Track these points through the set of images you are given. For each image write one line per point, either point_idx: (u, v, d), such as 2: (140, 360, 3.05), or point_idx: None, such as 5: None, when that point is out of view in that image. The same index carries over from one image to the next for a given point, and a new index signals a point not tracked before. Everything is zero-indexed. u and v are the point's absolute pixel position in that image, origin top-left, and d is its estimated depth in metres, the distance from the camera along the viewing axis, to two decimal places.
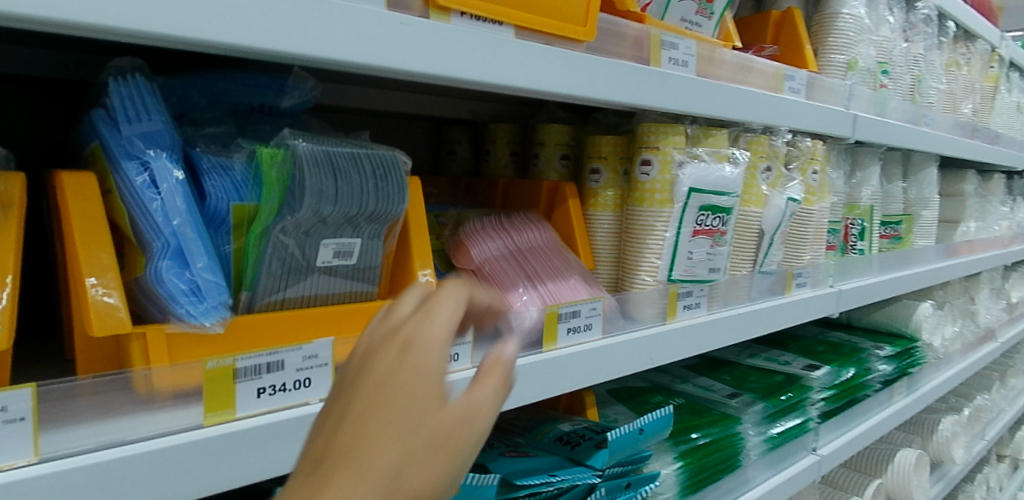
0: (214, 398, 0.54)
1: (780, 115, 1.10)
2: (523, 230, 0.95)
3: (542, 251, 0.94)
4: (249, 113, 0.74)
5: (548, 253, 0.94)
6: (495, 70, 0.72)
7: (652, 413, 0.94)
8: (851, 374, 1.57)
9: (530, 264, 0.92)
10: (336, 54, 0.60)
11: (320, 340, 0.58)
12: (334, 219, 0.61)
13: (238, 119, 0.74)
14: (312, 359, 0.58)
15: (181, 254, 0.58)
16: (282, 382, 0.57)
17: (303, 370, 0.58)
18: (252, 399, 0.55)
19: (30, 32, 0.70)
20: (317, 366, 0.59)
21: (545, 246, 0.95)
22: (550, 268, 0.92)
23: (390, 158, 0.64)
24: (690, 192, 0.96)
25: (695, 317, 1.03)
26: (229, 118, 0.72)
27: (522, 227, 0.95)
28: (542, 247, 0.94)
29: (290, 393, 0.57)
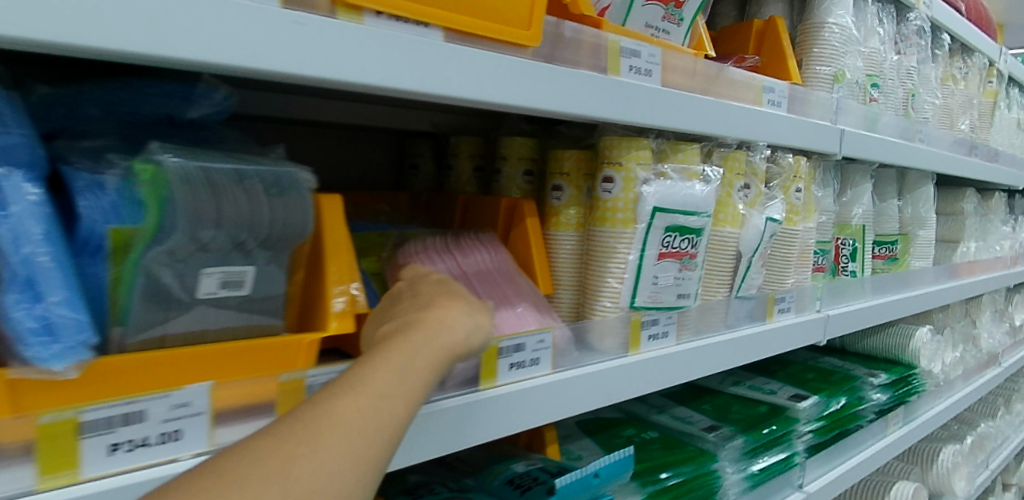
0: (52, 458, 0.46)
1: (758, 130, 1.02)
2: (473, 250, 0.88)
3: (492, 274, 0.87)
4: (150, 125, 0.66)
5: (498, 277, 0.87)
6: (420, 77, 0.64)
7: (608, 455, 0.85)
8: (842, 404, 1.48)
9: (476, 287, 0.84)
10: (220, 57, 0.52)
11: (192, 386, 0.51)
12: (218, 244, 0.54)
13: (137, 131, 0.66)
14: (181, 408, 0.51)
15: (32, 286, 0.48)
16: (144, 436, 0.50)
17: (169, 422, 0.50)
18: (102, 457, 0.48)
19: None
20: (189, 416, 0.51)
21: (495, 268, 0.88)
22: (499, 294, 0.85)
23: (287, 175, 0.57)
24: (654, 211, 0.88)
25: (662, 348, 0.95)
26: (125, 132, 0.65)
27: (471, 246, 0.88)
28: (492, 270, 0.87)
29: (153, 447, 0.50)
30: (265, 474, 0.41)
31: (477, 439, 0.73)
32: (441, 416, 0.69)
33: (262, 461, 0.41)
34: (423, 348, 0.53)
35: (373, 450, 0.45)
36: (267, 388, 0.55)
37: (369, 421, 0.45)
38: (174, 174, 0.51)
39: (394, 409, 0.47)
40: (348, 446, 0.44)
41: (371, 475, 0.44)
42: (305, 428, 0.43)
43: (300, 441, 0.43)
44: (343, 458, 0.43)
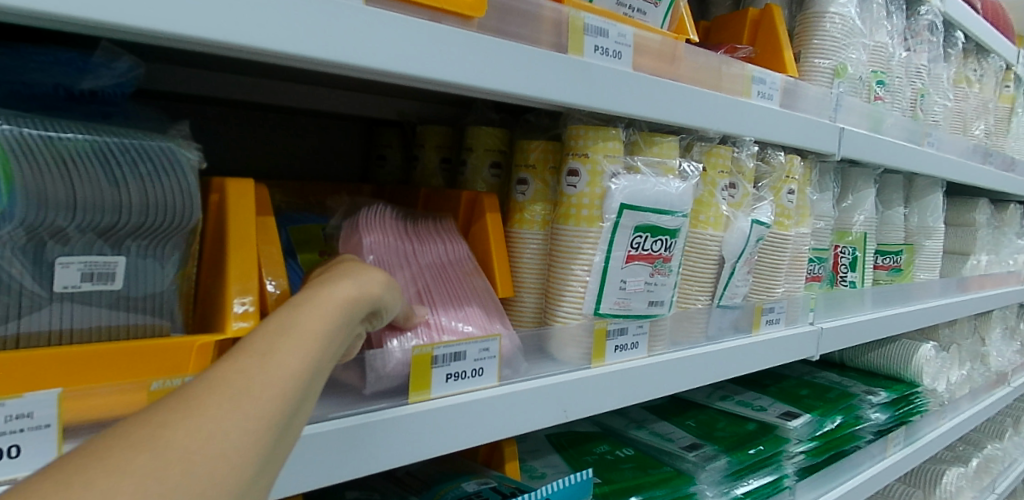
0: None
1: (745, 123, 0.94)
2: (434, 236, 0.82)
3: (448, 264, 0.81)
4: (42, 97, 0.59)
5: (454, 269, 0.81)
6: (337, 45, 0.56)
7: (562, 478, 0.77)
8: (837, 423, 1.39)
9: (427, 274, 0.78)
10: (80, 9, 0.45)
11: (33, 394, 0.43)
12: (78, 230, 0.46)
13: (25, 103, 0.59)
14: (19, 420, 0.43)
15: None
16: None
17: (5, 436, 0.43)
18: None
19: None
20: (31, 430, 0.43)
21: (453, 257, 0.82)
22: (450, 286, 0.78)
23: (166, 150, 0.50)
24: (622, 208, 0.80)
25: (631, 359, 0.86)
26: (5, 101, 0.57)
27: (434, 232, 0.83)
28: (449, 260, 0.81)
29: None
30: (131, 445, 0.34)
31: (406, 457, 0.65)
32: (361, 430, 0.62)
33: (129, 435, 0.35)
34: (323, 299, 0.48)
35: (266, 401, 0.39)
36: (135, 397, 0.47)
37: (258, 370, 0.40)
38: (15, 145, 0.44)
39: (285, 359, 0.41)
40: (235, 399, 0.38)
41: (269, 425, 0.38)
42: (183, 391, 0.38)
43: (177, 406, 0.37)
44: (237, 414, 0.37)
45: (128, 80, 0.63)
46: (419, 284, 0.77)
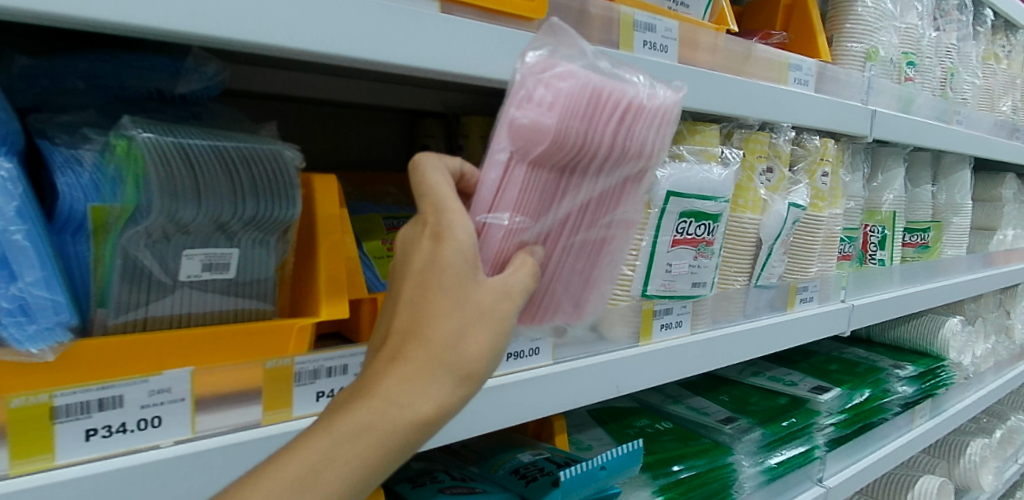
0: (27, 441, 0.45)
1: (783, 110, 0.97)
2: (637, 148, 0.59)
3: (619, 191, 0.62)
4: (141, 101, 0.63)
5: (620, 196, 0.62)
6: (414, 51, 0.61)
7: (616, 447, 0.82)
8: (865, 397, 1.44)
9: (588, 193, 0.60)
10: (196, 28, 0.50)
11: (171, 372, 0.50)
12: (200, 226, 0.51)
13: (124, 107, 0.63)
14: (161, 394, 0.49)
15: (6, 264, 0.47)
16: (123, 422, 0.49)
17: (148, 408, 0.49)
18: (80, 443, 0.47)
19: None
20: (170, 403, 0.50)
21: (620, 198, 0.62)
22: (596, 218, 0.62)
23: (272, 153, 0.54)
24: (669, 195, 0.83)
25: (675, 337, 0.91)
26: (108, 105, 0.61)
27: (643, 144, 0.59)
28: (625, 190, 0.62)
29: (132, 433, 0.49)
30: None
31: (475, 428, 0.71)
32: None
33: None
34: (373, 433, 0.44)
35: None
36: (253, 375, 0.54)
37: None
38: (150, 149, 0.48)
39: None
40: None
41: None
42: None
43: None
44: None
45: (215, 83, 0.66)
46: (570, 196, 0.59)
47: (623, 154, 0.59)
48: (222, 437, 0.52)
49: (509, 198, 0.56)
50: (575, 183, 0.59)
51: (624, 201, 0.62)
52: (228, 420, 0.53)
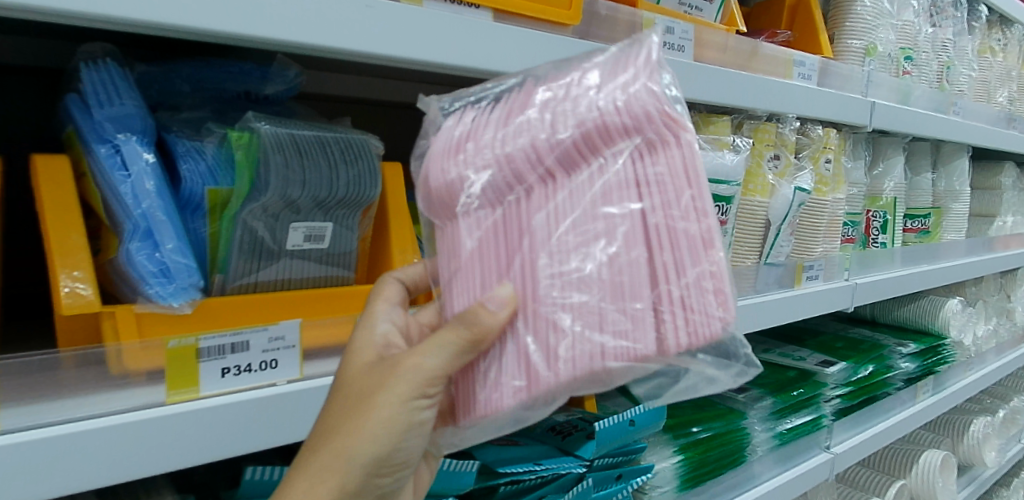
0: (177, 376, 0.55)
1: (788, 102, 1.07)
2: (582, 138, 0.54)
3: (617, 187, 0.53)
4: (234, 101, 0.70)
5: (626, 187, 0.53)
6: (471, 54, 0.70)
7: (644, 404, 0.93)
8: (870, 371, 1.54)
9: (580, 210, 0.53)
10: (298, 38, 0.59)
11: (286, 322, 0.60)
12: (304, 204, 0.62)
13: (222, 107, 0.69)
14: (278, 341, 0.59)
15: (151, 235, 0.56)
16: (249, 363, 0.58)
17: (269, 352, 0.59)
18: (216, 379, 0.56)
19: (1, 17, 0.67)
20: (284, 348, 0.60)
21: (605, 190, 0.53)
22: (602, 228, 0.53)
23: (361, 142, 0.65)
24: None
25: None
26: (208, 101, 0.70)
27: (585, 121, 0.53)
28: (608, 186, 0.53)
29: (256, 373, 0.58)
30: None
31: None
32: None
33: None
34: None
35: None
36: None
37: None
38: (268, 140, 0.58)
39: None
40: None
41: None
42: None
43: None
44: None
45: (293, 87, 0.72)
46: (546, 217, 0.54)
47: (567, 150, 0.54)
48: (327, 378, 0.62)
49: (449, 270, 0.58)
50: (541, 204, 0.54)
51: (633, 189, 0.53)
52: (328, 366, 0.63)
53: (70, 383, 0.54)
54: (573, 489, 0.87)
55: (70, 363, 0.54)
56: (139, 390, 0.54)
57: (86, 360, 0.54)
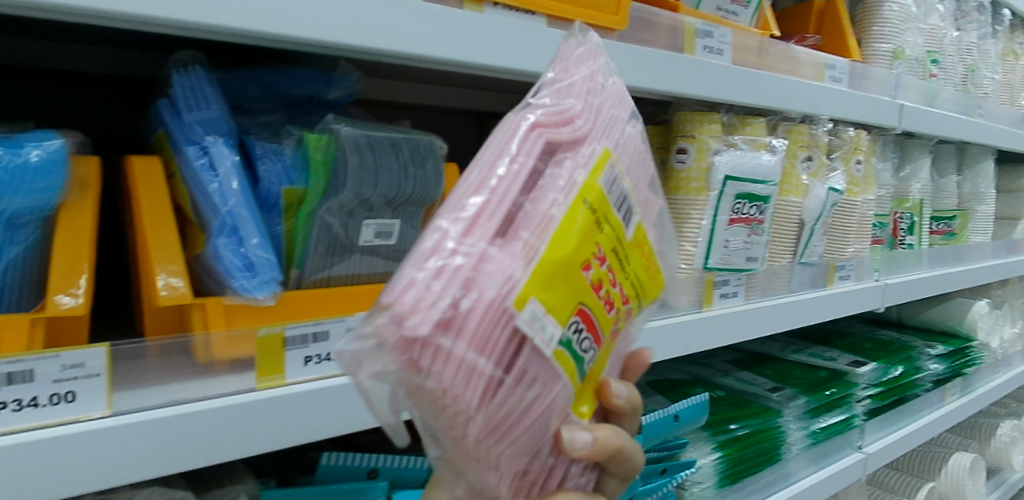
0: (265, 362, 0.58)
1: (821, 104, 1.09)
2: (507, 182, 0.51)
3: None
4: (300, 105, 0.72)
5: None
6: (525, 60, 0.73)
7: (687, 399, 0.96)
8: (900, 372, 1.55)
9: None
10: (372, 46, 0.62)
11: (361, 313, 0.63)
12: (375, 202, 0.65)
13: (290, 111, 0.72)
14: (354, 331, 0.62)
15: (236, 231, 0.58)
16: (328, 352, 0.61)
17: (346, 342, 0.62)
18: (300, 367, 0.59)
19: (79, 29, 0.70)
20: None
21: None
22: None
23: (427, 144, 0.68)
24: (725, 180, 0.95)
25: (732, 306, 1.04)
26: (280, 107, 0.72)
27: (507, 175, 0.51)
28: None
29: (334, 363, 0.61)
30: None
31: None
32: None
33: None
34: None
35: None
36: None
37: None
38: (344, 141, 0.62)
39: None
40: None
41: None
42: None
43: None
44: None
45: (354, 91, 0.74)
46: None
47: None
48: None
49: None
50: None
51: None
52: None
53: (164, 372, 0.54)
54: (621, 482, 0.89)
55: (155, 353, 0.54)
56: (226, 379, 0.56)
57: (172, 350, 0.55)
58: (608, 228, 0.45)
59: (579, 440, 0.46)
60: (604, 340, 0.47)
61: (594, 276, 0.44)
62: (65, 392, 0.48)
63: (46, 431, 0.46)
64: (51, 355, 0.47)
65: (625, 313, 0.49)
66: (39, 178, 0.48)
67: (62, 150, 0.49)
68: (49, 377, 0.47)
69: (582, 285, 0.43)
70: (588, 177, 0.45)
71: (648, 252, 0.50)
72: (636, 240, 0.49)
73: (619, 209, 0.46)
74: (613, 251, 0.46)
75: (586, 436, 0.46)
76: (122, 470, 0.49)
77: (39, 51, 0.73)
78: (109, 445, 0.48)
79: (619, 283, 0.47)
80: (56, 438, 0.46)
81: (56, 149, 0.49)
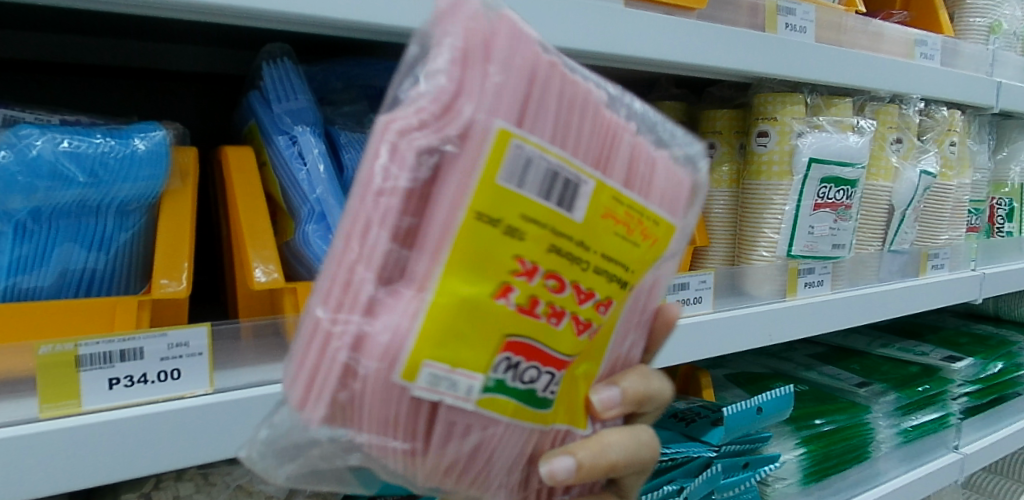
0: None
1: (912, 82, 1.04)
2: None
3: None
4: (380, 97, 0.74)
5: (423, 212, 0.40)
6: (606, 40, 0.69)
7: (771, 391, 0.93)
8: (999, 369, 1.46)
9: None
10: None
11: None
12: None
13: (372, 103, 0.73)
14: None
15: (324, 218, 0.59)
16: None
17: None
18: None
19: (176, 29, 0.73)
20: None
21: None
22: None
23: None
24: (811, 162, 0.91)
25: (817, 295, 1.00)
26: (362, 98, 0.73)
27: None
28: None
29: None
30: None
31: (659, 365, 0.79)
32: None
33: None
34: None
35: None
36: None
37: None
38: None
39: None
40: None
41: None
42: None
43: None
44: None
45: None
46: None
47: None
48: None
49: None
50: None
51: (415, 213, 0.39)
52: None
53: (256, 354, 0.56)
54: (702, 475, 0.87)
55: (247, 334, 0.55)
56: None
57: (264, 331, 0.56)
58: (540, 230, 0.38)
59: (561, 467, 0.43)
60: (568, 357, 0.42)
61: (523, 300, 0.39)
62: (171, 369, 0.49)
63: (151, 407, 0.47)
64: (159, 332, 0.48)
65: (602, 308, 0.42)
66: (145, 166, 0.51)
67: (165, 141, 0.51)
68: (157, 355, 0.48)
69: (504, 318, 0.38)
70: (482, 182, 0.37)
71: (624, 222, 0.41)
72: (598, 212, 0.40)
73: (549, 198, 0.38)
74: (556, 251, 0.39)
75: (568, 460, 0.43)
76: (219, 447, 0.49)
77: (134, 51, 0.78)
78: (208, 421, 0.49)
79: (575, 281, 0.40)
80: (158, 414, 0.47)
81: (160, 139, 0.51)
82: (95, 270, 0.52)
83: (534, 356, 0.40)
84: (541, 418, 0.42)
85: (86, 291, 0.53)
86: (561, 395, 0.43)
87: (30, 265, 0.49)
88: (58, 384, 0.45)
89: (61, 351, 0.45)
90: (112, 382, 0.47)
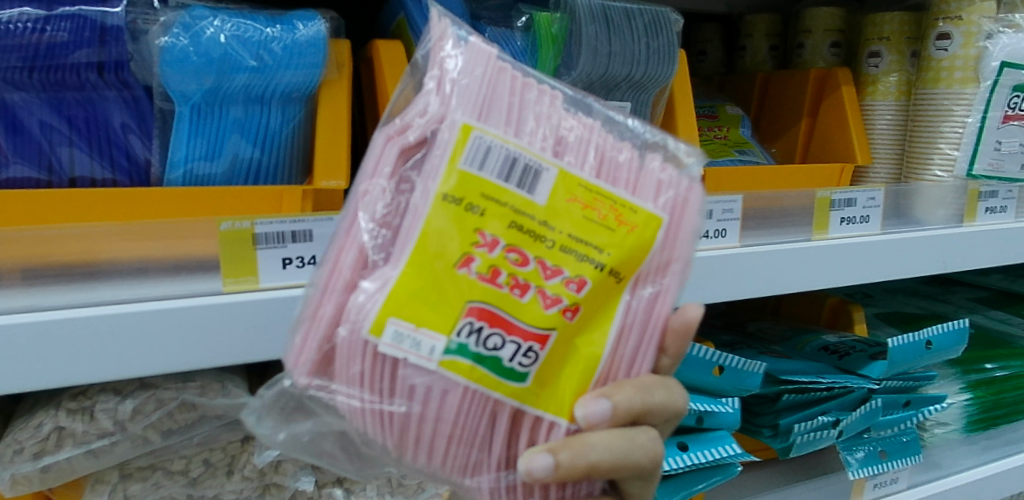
0: None
1: None
2: None
3: None
4: None
5: None
6: None
7: (942, 324, 0.85)
8: None
9: None
10: None
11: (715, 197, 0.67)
12: (611, 80, 0.63)
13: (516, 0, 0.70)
14: (720, 216, 0.68)
15: None
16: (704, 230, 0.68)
17: (721, 222, 0.68)
18: None
19: None
20: (731, 220, 0.69)
21: None
22: None
23: (663, 17, 0.64)
24: (1002, 67, 0.81)
25: (999, 222, 0.89)
26: None
27: None
28: None
29: (710, 240, 0.68)
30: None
31: (817, 284, 0.73)
32: (786, 255, 0.70)
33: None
34: None
35: None
36: None
37: None
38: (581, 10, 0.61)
39: None
40: None
41: None
42: None
43: None
44: None
45: None
46: None
47: None
48: None
49: None
50: None
51: None
52: None
53: None
54: (858, 410, 0.81)
55: None
56: None
57: None
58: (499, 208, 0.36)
59: (540, 466, 0.36)
60: (546, 329, 0.36)
61: (484, 269, 0.36)
62: None
63: None
64: (327, 217, 0.50)
65: (487, 241, 0.36)
66: (305, 58, 0.50)
67: (325, 33, 0.51)
68: (325, 239, 0.50)
69: (462, 285, 0.36)
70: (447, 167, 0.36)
71: (597, 207, 0.37)
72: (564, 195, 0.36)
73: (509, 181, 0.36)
74: (516, 227, 0.36)
75: (546, 457, 0.36)
76: None
77: None
78: None
79: (538, 258, 0.36)
80: None
81: (319, 31, 0.51)
82: (261, 163, 0.54)
83: (492, 316, 0.36)
84: (514, 391, 0.37)
85: (254, 180, 0.54)
86: (540, 369, 0.37)
87: (205, 152, 0.51)
88: (240, 259, 0.48)
89: (240, 228, 0.47)
90: (286, 262, 0.49)
